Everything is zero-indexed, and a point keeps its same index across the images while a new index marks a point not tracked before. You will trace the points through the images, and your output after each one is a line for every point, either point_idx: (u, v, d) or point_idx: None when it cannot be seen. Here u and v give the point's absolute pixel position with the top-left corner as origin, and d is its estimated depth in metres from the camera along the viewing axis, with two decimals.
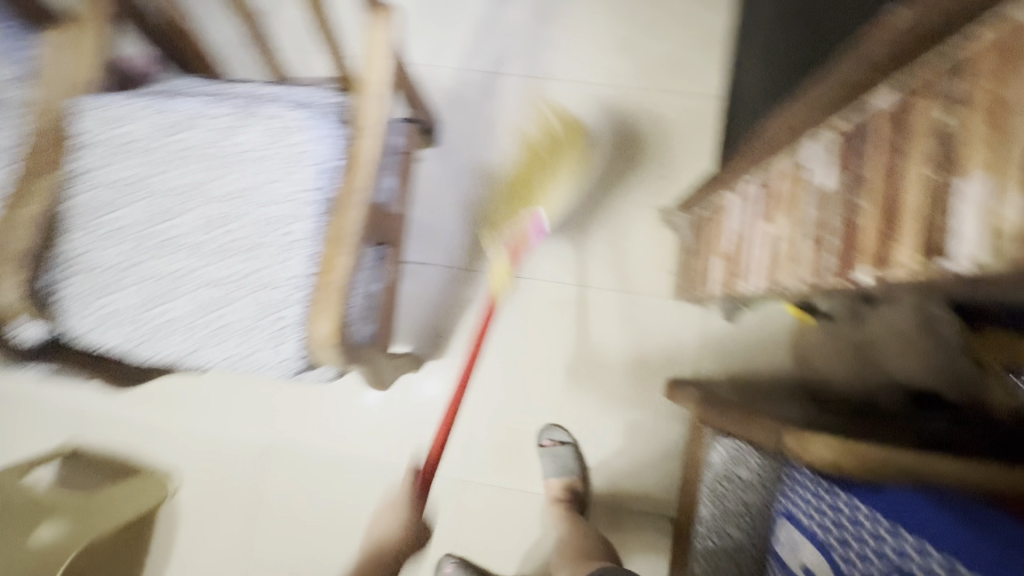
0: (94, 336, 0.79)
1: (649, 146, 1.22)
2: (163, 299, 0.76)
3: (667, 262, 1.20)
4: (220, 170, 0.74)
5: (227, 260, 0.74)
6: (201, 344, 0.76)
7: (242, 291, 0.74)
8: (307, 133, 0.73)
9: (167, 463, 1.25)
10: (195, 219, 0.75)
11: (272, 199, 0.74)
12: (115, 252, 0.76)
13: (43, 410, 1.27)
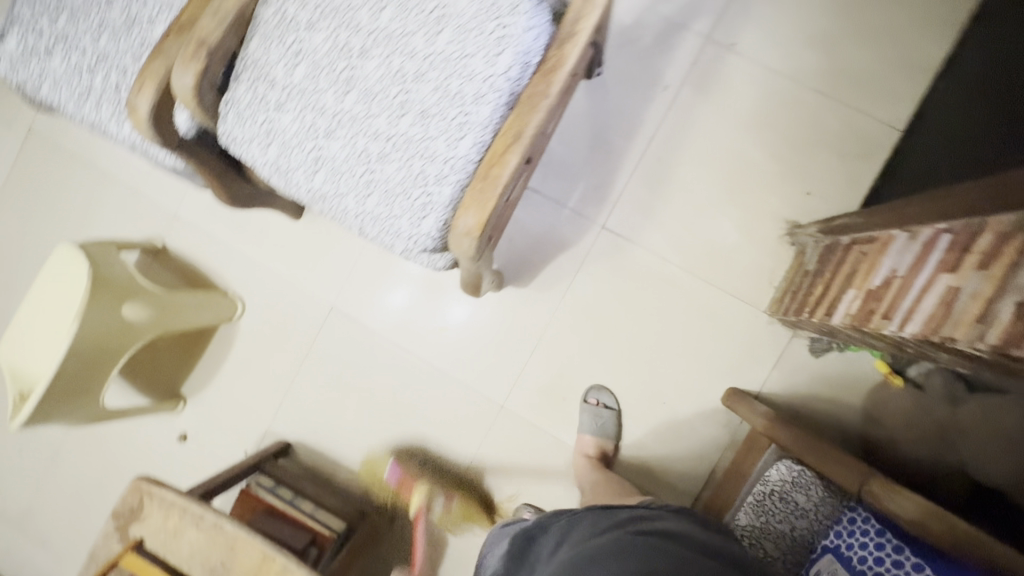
0: (243, 147, 0.79)
1: (806, 156, 1.14)
2: (321, 135, 0.75)
3: (775, 277, 1.16)
4: (420, 25, 0.71)
5: (396, 118, 0.72)
6: (343, 192, 0.76)
7: (400, 154, 0.73)
8: (521, 17, 0.69)
9: (238, 290, 1.31)
10: (378, 66, 0.72)
11: (461, 73, 0.71)
12: (291, 72, 0.75)
13: (147, 200, 1.33)
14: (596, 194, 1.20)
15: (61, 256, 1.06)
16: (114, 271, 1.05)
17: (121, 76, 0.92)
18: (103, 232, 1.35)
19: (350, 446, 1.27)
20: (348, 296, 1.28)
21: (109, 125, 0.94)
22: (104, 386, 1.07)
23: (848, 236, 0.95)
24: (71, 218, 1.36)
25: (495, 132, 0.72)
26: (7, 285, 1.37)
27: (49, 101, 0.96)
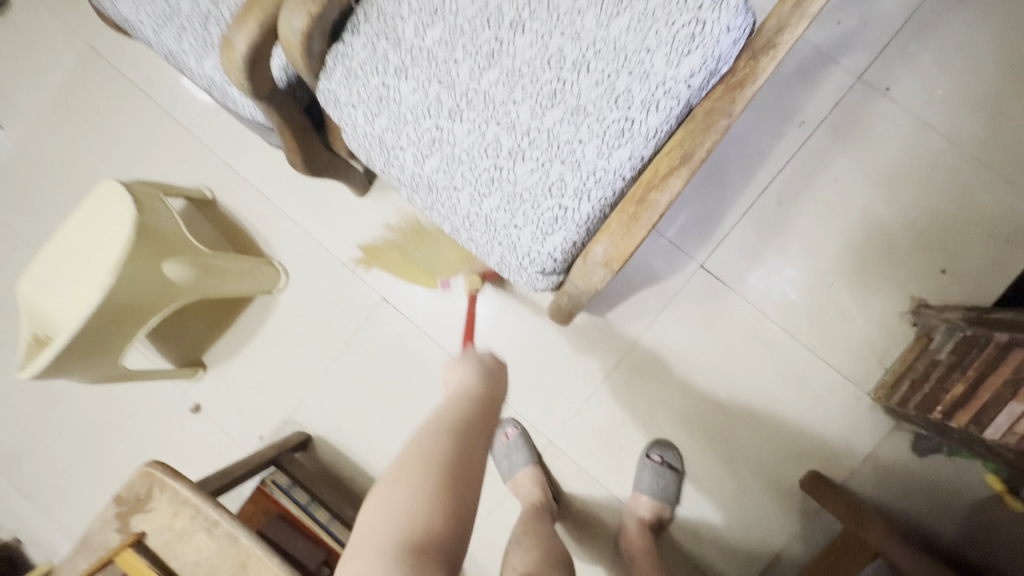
0: (346, 110, 0.67)
1: (948, 228, 1.01)
2: (445, 114, 0.62)
3: (887, 358, 1.02)
4: (591, 4, 0.58)
5: (541, 110, 0.60)
6: (457, 185, 0.63)
7: (537, 153, 0.60)
8: (722, 13, 0.56)
9: (284, 261, 1.19)
10: (532, 44, 0.60)
11: (633, 69, 0.58)
12: (422, 33, 0.63)
13: (202, 146, 1.22)
14: (700, 228, 1.07)
15: (102, 194, 0.95)
16: (157, 218, 0.92)
17: (213, 3, 0.79)
18: (150, 171, 1.23)
19: (376, 452, 1.15)
20: (404, 288, 1.16)
21: (188, 59, 0.81)
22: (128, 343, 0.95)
23: (1006, 332, 0.80)
24: (118, 151, 1.25)
25: (659, 148, 0.59)
26: (38, 210, 1.26)
27: (126, 21, 0.84)
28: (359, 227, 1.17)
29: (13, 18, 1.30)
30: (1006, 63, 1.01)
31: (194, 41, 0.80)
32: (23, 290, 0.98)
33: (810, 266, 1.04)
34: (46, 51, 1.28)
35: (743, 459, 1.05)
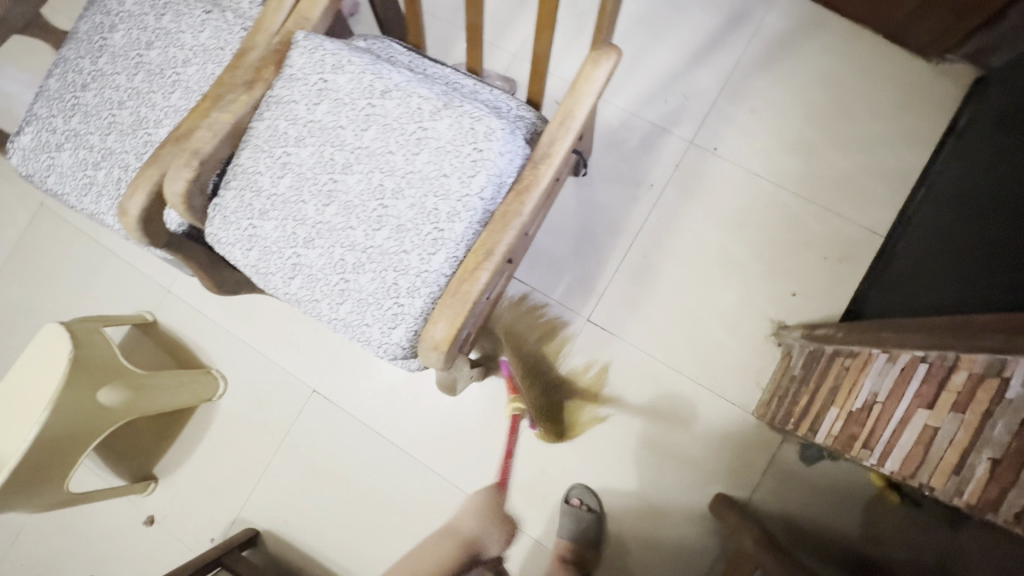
0: (226, 248, 0.81)
1: (790, 256, 1.15)
2: (300, 243, 0.77)
3: (763, 378, 1.14)
4: (399, 147, 0.75)
5: (372, 231, 0.74)
6: (317, 298, 0.77)
7: (374, 266, 0.74)
8: (495, 142, 0.72)
9: (223, 368, 1.30)
10: (359, 182, 0.75)
11: (437, 191, 0.73)
12: (276, 182, 0.78)
13: (143, 275, 1.36)
14: (582, 286, 1.21)
15: (48, 335, 1.08)
16: (93, 351, 1.05)
17: (123, 170, 0.96)
18: (96, 304, 1.36)
19: (322, 537, 1.22)
20: (331, 378, 1.26)
21: (107, 217, 0.97)
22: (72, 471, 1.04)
23: (830, 345, 0.93)
24: (66, 289, 1.38)
25: (468, 248, 0.73)
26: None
27: (52, 191, 0.99)
28: (286, 327, 1.29)
29: None
30: (809, 112, 1.18)
31: (107, 202, 0.96)
32: None
33: (683, 306, 1.17)
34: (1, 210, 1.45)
35: (656, 492, 1.14)
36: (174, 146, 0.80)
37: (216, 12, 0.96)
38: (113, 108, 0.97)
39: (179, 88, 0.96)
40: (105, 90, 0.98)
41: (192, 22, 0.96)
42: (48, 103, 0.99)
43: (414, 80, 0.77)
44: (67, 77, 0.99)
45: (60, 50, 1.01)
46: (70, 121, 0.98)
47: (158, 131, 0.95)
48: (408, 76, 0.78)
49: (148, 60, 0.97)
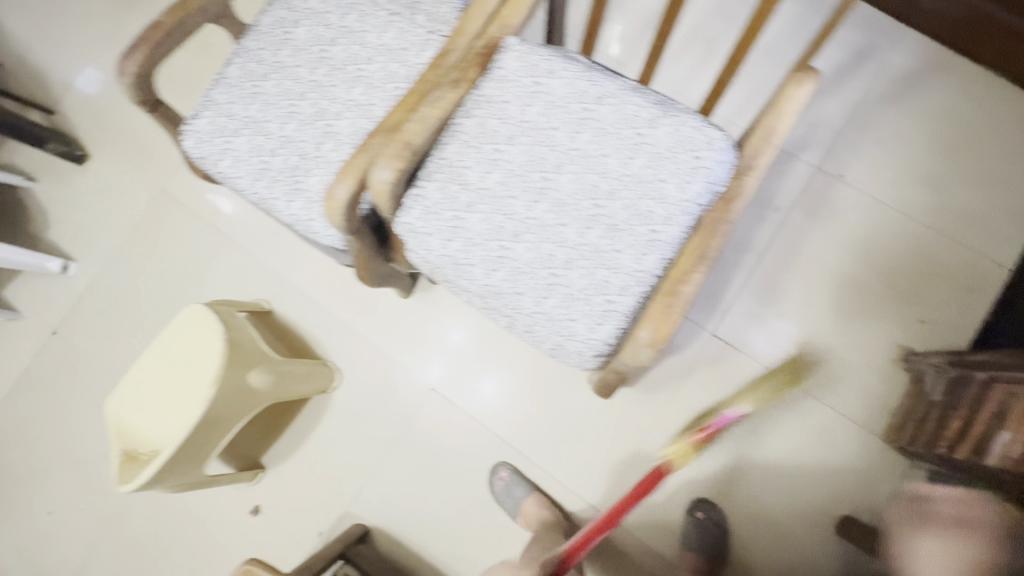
0: (422, 238, 0.83)
1: (916, 284, 1.18)
2: (508, 237, 0.79)
3: (889, 403, 1.15)
4: (614, 150, 0.78)
5: (585, 230, 0.77)
6: (521, 291, 0.78)
7: (585, 263, 0.77)
8: (713, 152, 0.75)
9: (339, 362, 1.31)
10: (572, 181, 0.78)
11: (652, 195, 0.76)
12: (484, 177, 0.81)
13: (260, 265, 1.38)
14: (707, 302, 1.23)
15: (191, 318, 1.09)
16: (241, 336, 1.06)
17: (301, 158, 0.98)
18: (214, 290, 1.38)
19: (434, 537, 1.22)
20: (449, 377, 1.28)
21: (278, 202, 0.98)
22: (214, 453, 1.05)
23: (983, 370, 0.93)
24: (183, 274, 1.40)
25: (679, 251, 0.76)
26: (109, 333, 1.39)
27: (223, 175, 1.01)
28: (405, 324, 1.31)
29: (93, 169, 1.50)
30: (936, 146, 1.23)
31: (280, 188, 0.99)
32: (108, 410, 1.09)
33: (808, 327, 1.20)
34: (121, 194, 1.48)
35: (779, 510, 1.15)
36: (384, 137, 0.83)
37: (401, 15, 1.00)
38: (292, 99, 1.00)
39: (360, 83, 0.99)
40: (285, 81, 1.01)
41: (377, 23, 1.00)
42: (226, 90, 1.02)
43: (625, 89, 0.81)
44: (247, 67, 1.02)
45: (239, 41, 1.04)
46: (248, 109, 1.01)
47: (339, 123, 0.98)
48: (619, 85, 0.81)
49: (330, 55, 1.00)
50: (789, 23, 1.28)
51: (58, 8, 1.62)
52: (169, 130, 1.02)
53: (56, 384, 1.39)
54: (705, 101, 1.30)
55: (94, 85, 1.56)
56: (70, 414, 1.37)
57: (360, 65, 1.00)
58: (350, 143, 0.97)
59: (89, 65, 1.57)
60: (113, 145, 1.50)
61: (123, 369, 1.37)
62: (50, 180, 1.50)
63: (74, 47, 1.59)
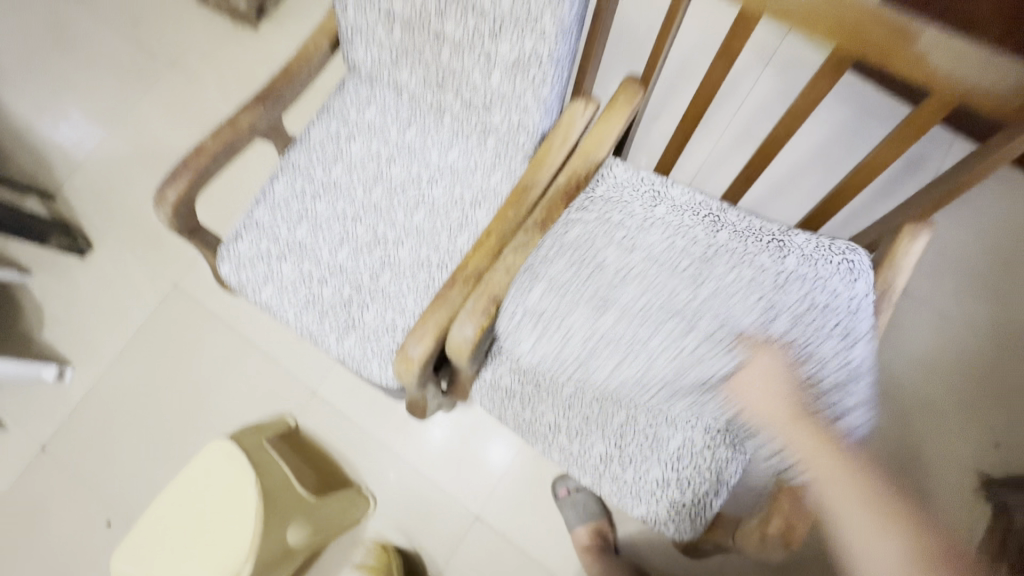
0: (521, 403, 0.86)
1: (990, 406, 1.13)
2: (610, 411, 0.83)
3: (974, 537, 1.07)
4: (742, 320, 0.73)
5: (693, 409, 0.79)
6: (622, 461, 0.83)
7: (686, 439, 0.81)
8: (851, 329, 0.71)
9: (373, 487, 1.18)
10: (690, 354, 0.75)
11: (784, 374, 0.72)
12: (591, 343, 0.78)
13: (285, 373, 1.26)
14: None
15: (224, 454, 0.95)
16: (275, 482, 0.95)
17: (354, 290, 0.89)
18: (231, 401, 1.25)
19: None
20: (496, 505, 1.16)
21: (328, 338, 0.88)
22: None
23: None
24: (197, 382, 1.27)
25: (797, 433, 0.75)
26: (111, 449, 1.25)
27: (264, 303, 0.91)
28: (447, 443, 1.19)
29: (95, 262, 1.37)
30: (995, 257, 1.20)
31: (330, 322, 0.89)
32: (115, 560, 0.92)
33: (883, 451, 1.13)
34: (126, 289, 1.34)
35: None
36: (467, 289, 0.75)
37: (467, 135, 0.92)
38: (345, 223, 0.91)
39: (422, 207, 0.91)
40: (338, 202, 0.92)
41: (440, 142, 0.93)
42: (270, 210, 0.93)
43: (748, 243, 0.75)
44: (294, 184, 0.94)
45: (285, 155, 0.96)
46: (296, 232, 0.92)
47: (398, 251, 0.89)
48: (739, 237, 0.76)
49: (388, 175, 0.93)
50: (841, 130, 1.27)
51: (63, 83, 1.51)
52: (205, 253, 0.92)
53: (44, 510, 1.22)
54: (761, 205, 1.26)
55: (100, 168, 1.43)
56: (60, 547, 1.20)
57: (421, 187, 0.92)
58: (410, 275, 0.88)
59: (95, 145, 1.45)
60: (120, 235, 1.38)
61: (124, 493, 1.22)
62: (48, 274, 1.36)
63: (79, 127, 1.47)
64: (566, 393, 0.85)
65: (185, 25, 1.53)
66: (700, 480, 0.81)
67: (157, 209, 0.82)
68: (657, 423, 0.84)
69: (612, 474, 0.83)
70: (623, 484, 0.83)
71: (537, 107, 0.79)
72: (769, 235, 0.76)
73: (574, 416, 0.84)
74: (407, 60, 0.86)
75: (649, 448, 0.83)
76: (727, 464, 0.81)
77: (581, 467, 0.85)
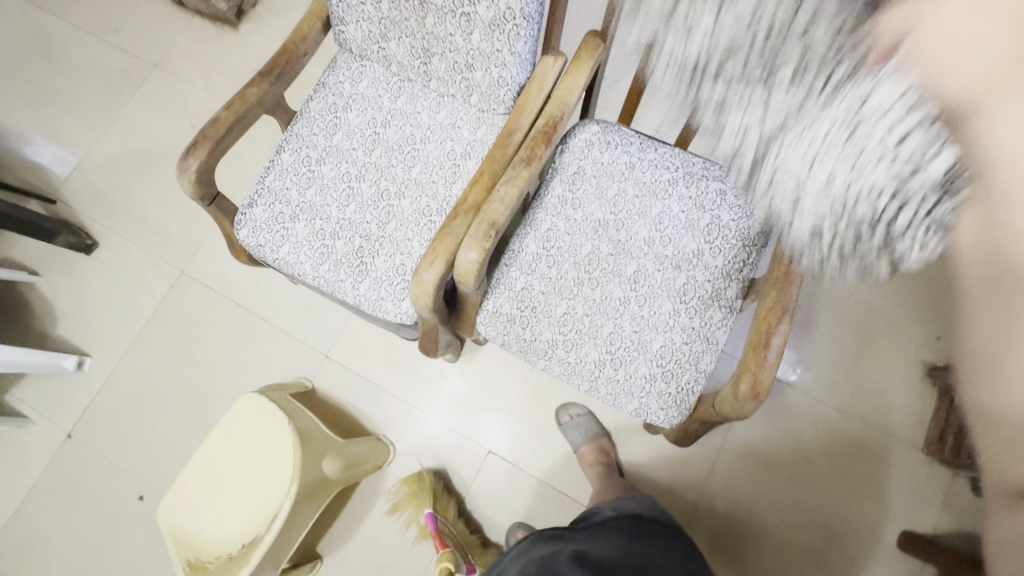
0: (516, 325, 0.94)
1: (929, 304, 1.29)
2: (599, 319, 0.93)
3: (924, 416, 1.24)
4: (681, 235, 0.95)
5: (662, 305, 0.93)
6: (611, 364, 0.92)
7: (663, 334, 0.92)
8: (760, 229, 0.95)
9: (390, 435, 1.28)
10: (649, 264, 0.95)
11: (717, 267, 0.93)
12: (574, 265, 0.95)
13: (298, 341, 1.35)
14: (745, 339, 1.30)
15: (252, 408, 1.05)
16: (307, 425, 1.05)
17: (365, 240, 0.99)
18: (248, 373, 1.34)
19: None
20: (505, 438, 1.27)
21: (344, 284, 0.98)
22: (295, 546, 1.03)
23: None
24: (214, 360, 1.35)
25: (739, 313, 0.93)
26: (136, 431, 1.31)
27: (282, 261, 1.01)
28: (455, 388, 1.30)
29: (102, 258, 1.43)
30: None
31: (345, 272, 0.99)
32: (159, 513, 1.01)
33: (840, 353, 1.28)
34: (136, 281, 1.41)
35: (842, 532, 1.20)
36: (468, 219, 0.86)
37: (452, 96, 1.03)
38: (351, 182, 1.02)
39: (418, 162, 1.02)
40: (341, 164, 1.03)
41: (429, 104, 1.04)
42: (279, 177, 1.02)
43: (684, 178, 0.97)
44: (300, 153, 1.03)
45: (289, 128, 1.06)
46: (306, 194, 1.01)
47: (400, 203, 1.00)
48: (677, 174, 0.98)
49: (385, 137, 1.03)
50: None
51: (51, 94, 1.57)
52: (224, 221, 1.01)
53: (76, 494, 1.28)
54: None
55: (96, 170, 1.50)
56: (95, 525, 1.26)
57: (416, 145, 1.03)
58: (414, 222, 0.99)
59: (90, 149, 1.52)
60: (124, 232, 1.44)
61: (153, 468, 1.29)
62: (56, 274, 1.42)
63: (72, 134, 1.53)
64: (558, 313, 0.93)
65: (167, 29, 1.60)
66: (681, 372, 0.91)
67: (181, 178, 0.91)
68: (640, 330, 0.92)
69: (607, 379, 0.91)
70: (615, 385, 0.91)
71: (514, 61, 0.91)
72: (698, 170, 0.98)
73: (569, 330, 0.92)
74: (395, 31, 0.96)
75: (636, 351, 0.92)
76: (702, 356, 0.91)
77: (579, 375, 0.93)
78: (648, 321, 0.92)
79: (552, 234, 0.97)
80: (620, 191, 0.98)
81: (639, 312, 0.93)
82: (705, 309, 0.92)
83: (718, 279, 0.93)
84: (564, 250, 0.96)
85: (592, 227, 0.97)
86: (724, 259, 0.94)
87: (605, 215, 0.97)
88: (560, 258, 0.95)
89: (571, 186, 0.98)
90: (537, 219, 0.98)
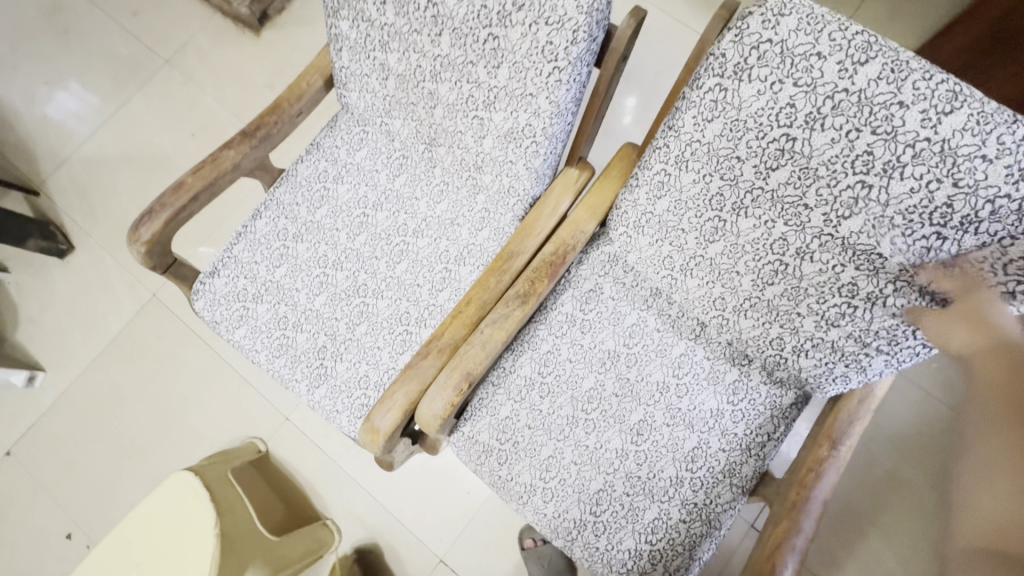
0: (492, 460, 0.82)
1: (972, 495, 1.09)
2: (590, 468, 0.80)
3: None
4: (697, 392, 0.81)
5: (666, 466, 0.79)
6: (594, 524, 0.78)
7: (659, 501, 0.78)
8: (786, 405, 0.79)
9: (337, 521, 1.17)
10: (661, 414, 0.81)
11: (733, 439, 0.79)
12: (571, 404, 0.82)
13: (261, 394, 1.24)
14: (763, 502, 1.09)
15: (179, 492, 0.95)
16: (235, 525, 0.94)
17: (329, 339, 0.87)
18: (201, 419, 1.24)
19: None
20: (460, 548, 1.15)
21: (299, 385, 0.87)
22: None
23: None
24: (171, 398, 1.25)
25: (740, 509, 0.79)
26: (78, 461, 1.23)
27: (237, 343, 0.89)
28: (416, 480, 1.18)
29: (76, 264, 1.34)
30: None
31: (300, 369, 0.87)
32: None
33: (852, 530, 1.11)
34: (104, 296, 1.32)
35: None
36: (444, 357, 0.73)
37: (456, 188, 0.90)
38: (326, 268, 0.89)
39: (406, 257, 0.89)
40: (320, 245, 0.90)
41: (429, 191, 0.90)
42: (251, 247, 0.91)
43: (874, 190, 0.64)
44: (277, 223, 0.91)
45: (271, 191, 0.94)
46: (275, 272, 0.90)
47: (377, 302, 0.88)
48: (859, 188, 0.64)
49: (374, 221, 0.91)
50: None
51: (56, 74, 1.47)
52: (181, 288, 0.90)
53: (7, 516, 1.21)
54: None
55: (86, 167, 1.40)
56: (19, 555, 1.19)
57: (407, 237, 0.90)
58: (388, 328, 0.87)
59: (84, 142, 1.42)
60: (102, 241, 1.35)
61: (87, 507, 1.20)
62: (27, 274, 1.34)
63: (69, 122, 1.44)
64: (543, 454, 0.81)
65: (185, 23, 1.49)
66: (673, 554, 0.77)
67: (130, 246, 0.80)
68: (635, 492, 0.79)
69: (584, 543, 0.78)
70: (594, 550, 0.78)
71: (528, 175, 0.76)
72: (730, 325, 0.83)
73: (551, 476, 0.80)
74: (399, 111, 0.83)
75: (625, 517, 0.78)
76: (700, 540, 0.77)
77: (553, 530, 0.80)
78: (858, 296, 0.61)
79: (895, 85, 0.49)
80: (640, 320, 0.84)
81: (637, 471, 0.79)
82: (712, 483, 0.78)
83: (736, 451, 0.79)
84: (841, 137, 0.53)
85: (947, 90, 0.47)
86: (746, 429, 0.79)
87: (616, 347, 0.84)
88: (767, 175, 0.59)
89: (583, 305, 0.85)
90: (860, 63, 0.50)
